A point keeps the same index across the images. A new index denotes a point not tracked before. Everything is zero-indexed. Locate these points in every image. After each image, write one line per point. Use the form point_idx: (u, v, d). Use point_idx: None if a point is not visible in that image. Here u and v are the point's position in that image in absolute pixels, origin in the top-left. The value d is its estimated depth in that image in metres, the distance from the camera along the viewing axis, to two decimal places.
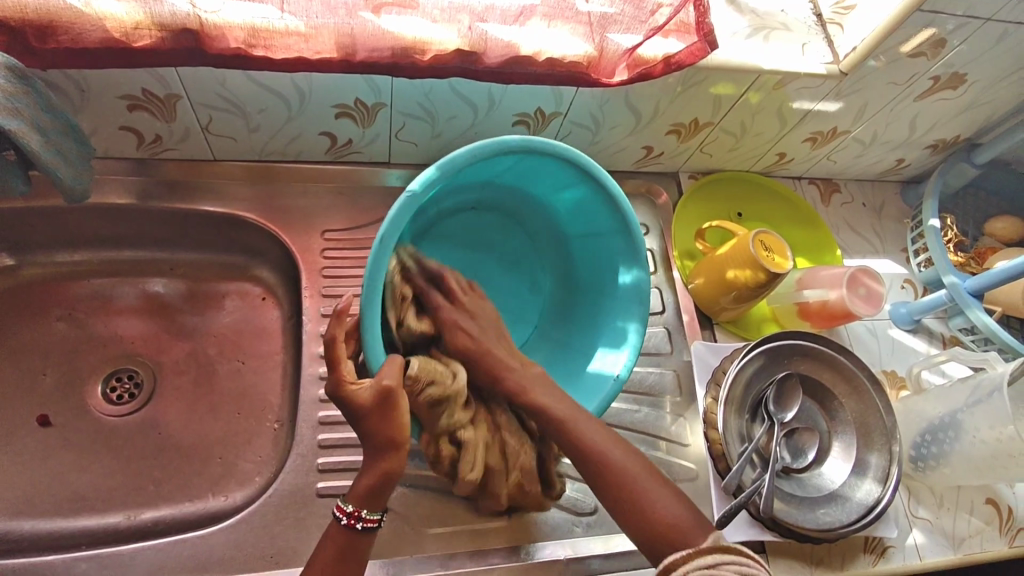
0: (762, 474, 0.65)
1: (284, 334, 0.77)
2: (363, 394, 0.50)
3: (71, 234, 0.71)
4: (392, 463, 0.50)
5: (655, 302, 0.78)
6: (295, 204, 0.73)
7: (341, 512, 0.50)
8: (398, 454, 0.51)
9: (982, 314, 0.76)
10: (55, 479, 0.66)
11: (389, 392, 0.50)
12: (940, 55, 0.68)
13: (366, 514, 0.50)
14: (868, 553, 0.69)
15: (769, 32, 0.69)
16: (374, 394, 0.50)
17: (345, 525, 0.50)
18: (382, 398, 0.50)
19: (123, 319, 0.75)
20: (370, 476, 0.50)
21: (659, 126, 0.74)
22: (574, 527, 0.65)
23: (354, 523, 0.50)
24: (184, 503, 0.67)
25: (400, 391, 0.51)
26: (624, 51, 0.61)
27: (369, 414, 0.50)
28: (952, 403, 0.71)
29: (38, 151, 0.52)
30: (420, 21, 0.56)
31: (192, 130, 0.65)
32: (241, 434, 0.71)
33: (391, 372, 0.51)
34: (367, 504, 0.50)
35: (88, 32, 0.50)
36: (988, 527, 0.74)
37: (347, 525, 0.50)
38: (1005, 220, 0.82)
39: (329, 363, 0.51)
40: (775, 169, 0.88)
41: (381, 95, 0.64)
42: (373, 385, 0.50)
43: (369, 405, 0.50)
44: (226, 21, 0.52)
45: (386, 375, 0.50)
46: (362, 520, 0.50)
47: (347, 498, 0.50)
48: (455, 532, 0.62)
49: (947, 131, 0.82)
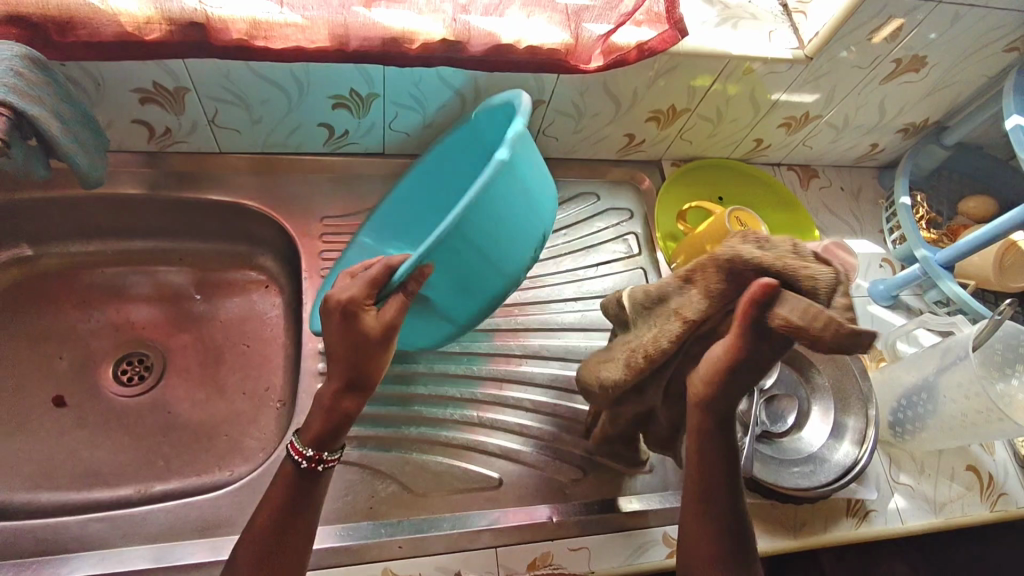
0: (741, 437, 0.68)
1: (286, 318, 0.81)
2: (340, 323, 0.48)
3: (85, 225, 0.76)
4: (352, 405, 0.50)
5: (639, 282, 0.83)
6: (296, 193, 0.78)
7: (300, 455, 0.49)
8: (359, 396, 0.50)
9: (952, 284, 0.79)
10: (69, 454, 0.69)
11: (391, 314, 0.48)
12: (899, 38, 0.72)
13: (327, 455, 0.49)
14: (850, 517, 0.71)
15: (737, 21, 0.74)
16: (378, 324, 0.48)
17: (306, 467, 0.49)
18: (388, 332, 0.48)
19: (135, 306, 0.79)
20: (324, 414, 0.49)
21: (638, 113, 0.79)
22: (563, 493, 0.68)
23: (315, 467, 0.49)
24: (192, 477, 0.70)
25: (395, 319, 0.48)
26: (597, 37, 0.65)
27: (367, 349, 0.48)
28: (924, 369, 0.73)
29: (57, 135, 0.57)
30: (407, 13, 0.61)
31: (199, 122, 0.69)
32: (246, 413, 0.75)
33: (369, 282, 0.48)
34: (325, 447, 0.49)
35: (104, 26, 0.54)
36: (969, 493, 0.76)
37: (308, 468, 0.49)
38: (977, 199, 0.85)
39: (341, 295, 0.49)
40: (753, 156, 0.92)
41: (374, 86, 0.69)
42: (373, 313, 0.48)
43: (365, 340, 0.48)
44: (229, 15, 0.57)
45: (352, 290, 0.48)
46: (324, 462, 0.49)
47: (300, 438, 0.49)
48: (449, 496, 0.65)
49: (916, 114, 0.85)
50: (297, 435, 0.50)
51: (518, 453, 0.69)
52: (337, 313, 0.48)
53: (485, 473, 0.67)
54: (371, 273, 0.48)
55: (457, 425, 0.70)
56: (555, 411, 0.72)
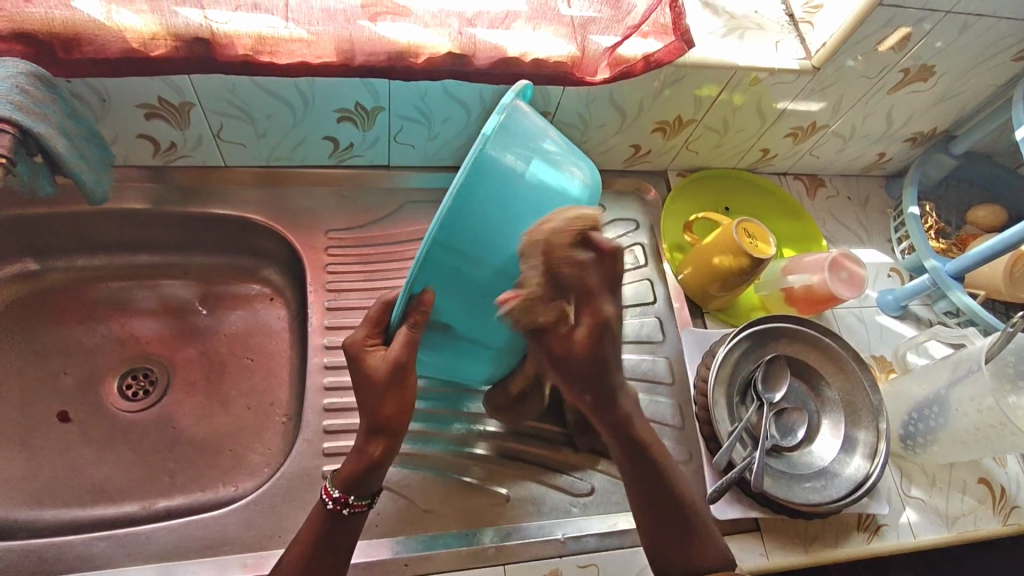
0: (752, 452, 0.67)
1: (291, 332, 0.81)
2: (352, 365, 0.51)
3: (91, 239, 0.76)
4: (377, 452, 0.52)
5: (647, 294, 0.81)
6: (301, 206, 0.78)
7: (328, 496, 0.53)
8: (381, 443, 0.52)
9: (964, 295, 0.78)
10: (73, 471, 0.68)
11: (399, 364, 0.50)
12: (907, 48, 0.72)
13: (354, 500, 0.53)
14: (861, 531, 0.70)
15: (743, 31, 0.74)
16: (382, 364, 0.50)
17: (332, 509, 0.52)
18: (395, 371, 0.50)
19: (140, 320, 0.79)
20: (354, 458, 0.53)
21: (644, 124, 0.78)
22: (571, 508, 0.67)
23: (341, 509, 0.53)
24: (197, 493, 0.69)
25: (409, 365, 0.50)
26: (604, 50, 0.65)
27: (378, 390, 0.50)
28: (935, 381, 0.73)
29: (63, 152, 0.57)
30: (413, 27, 0.61)
31: (204, 136, 0.69)
32: (251, 428, 0.74)
33: (370, 322, 0.51)
34: (352, 490, 0.53)
35: (110, 43, 0.54)
36: (981, 506, 0.75)
37: (332, 510, 0.52)
38: (986, 207, 0.85)
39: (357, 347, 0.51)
40: (760, 166, 0.91)
41: (380, 99, 0.68)
42: (378, 353, 0.51)
43: (373, 382, 0.50)
44: (235, 30, 0.57)
45: (356, 333, 0.51)
46: (348, 505, 0.53)
47: (332, 480, 0.53)
48: (456, 512, 0.64)
49: (924, 123, 0.85)
50: (330, 478, 0.54)
51: (525, 468, 0.68)
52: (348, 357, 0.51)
53: (492, 489, 0.67)
54: (371, 314, 0.51)
55: (464, 439, 0.69)
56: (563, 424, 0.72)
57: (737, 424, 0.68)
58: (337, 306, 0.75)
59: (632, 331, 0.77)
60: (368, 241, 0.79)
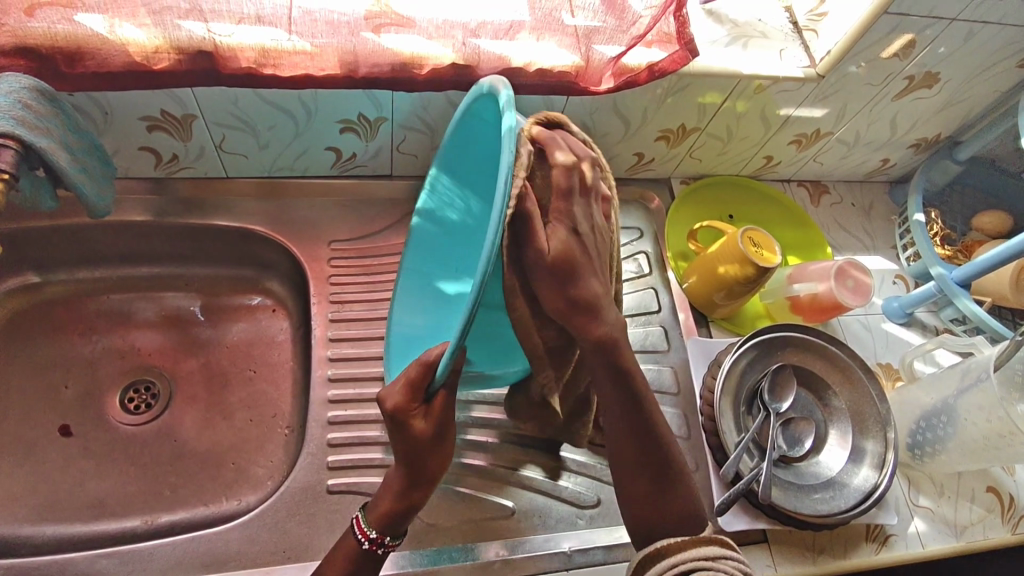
0: (759, 463, 0.67)
1: (293, 343, 0.80)
2: (393, 428, 0.48)
3: (92, 251, 0.75)
4: (416, 499, 0.53)
5: (651, 303, 0.80)
6: (304, 217, 0.77)
7: (364, 535, 0.53)
8: (424, 491, 0.53)
9: (970, 303, 0.78)
10: (76, 486, 0.68)
11: (445, 421, 0.48)
12: (911, 55, 0.71)
13: (388, 540, 0.53)
14: (870, 542, 0.70)
15: (747, 40, 0.73)
16: (428, 424, 0.48)
17: (367, 549, 0.53)
18: (439, 428, 0.48)
19: (142, 332, 0.79)
20: (393, 500, 0.52)
21: (647, 132, 0.78)
22: (577, 520, 0.67)
23: (376, 548, 0.53)
24: (200, 508, 0.69)
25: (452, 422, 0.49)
26: (608, 60, 0.65)
27: (424, 448, 0.49)
28: (944, 390, 0.72)
29: (65, 166, 0.56)
30: (416, 38, 0.60)
31: (206, 147, 0.69)
32: (254, 440, 0.74)
33: (406, 385, 0.47)
34: (388, 530, 0.53)
35: (112, 57, 0.54)
36: (990, 515, 0.74)
37: (369, 549, 0.53)
38: (990, 215, 0.84)
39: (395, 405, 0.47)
40: (763, 173, 0.91)
41: (383, 110, 0.68)
42: (422, 414, 0.47)
43: (421, 442, 0.48)
44: (238, 43, 0.56)
45: (394, 396, 0.47)
46: (384, 544, 0.53)
47: (365, 519, 0.53)
48: (462, 526, 0.64)
49: (928, 129, 0.85)
50: (364, 515, 0.54)
51: (531, 480, 0.68)
52: (389, 421, 0.48)
53: (498, 501, 0.66)
54: (409, 376, 0.47)
55: (470, 452, 0.69)
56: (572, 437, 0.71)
57: (745, 434, 0.68)
58: (340, 318, 0.75)
59: (636, 341, 0.77)
60: (371, 252, 0.79)
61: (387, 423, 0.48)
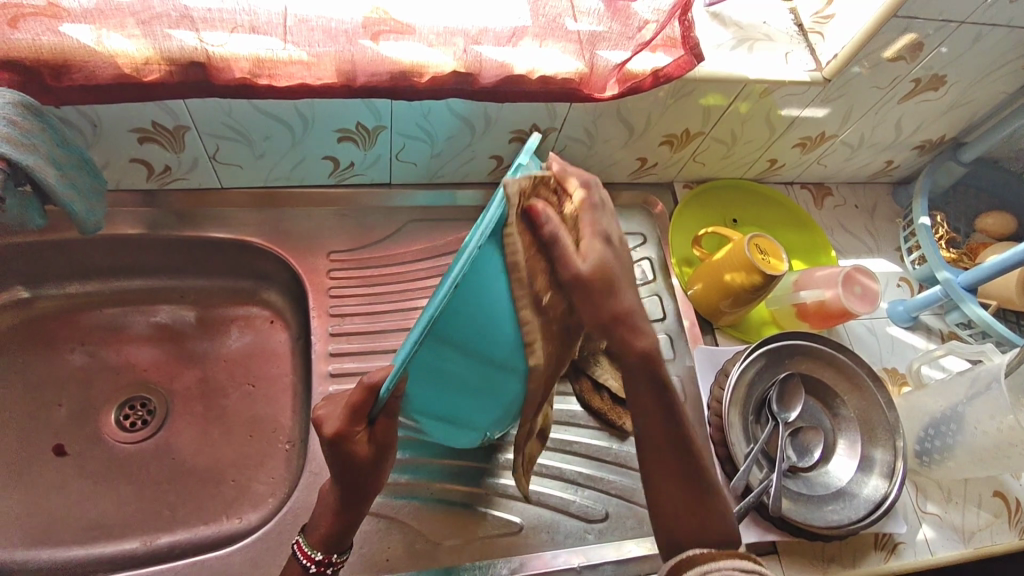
0: (769, 474, 0.66)
1: (291, 354, 0.79)
2: (332, 453, 0.47)
3: (83, 264, 0.73)
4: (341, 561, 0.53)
5: (656, 310, 0.79)
6: (301, 227, 0.76)
7: (307, 559, 0.51)
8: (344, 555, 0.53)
9: (976, 308, 0.77)
10: (72, 507, 0.66)
11: (384, 453, 0.48)
12: (919, 57, 0.70)
13: (335, 558, 0.52)
14: (879, 550, 0.69)
15: (752, 43, 0.72)
16: (370, 447, 0.47)
17: (315, 571, 0.52)
18: (380, 450, 0.48)
19: (135, 347, 0.76)
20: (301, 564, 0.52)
21: (652, 137, 0.77)
22: (586, 535, 0.65)
23: (323, 569, 0.52)
24: (200, 527, 0.67)
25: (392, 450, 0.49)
26: (613, 66, 0.63)
27: (361, 472, 0.48)
28: (952, 396, 0.72)
29: (54, 183, 0.54)
30: (417, 46, 0.58)
31: (199, 159, 0.67)
32: (254, 456, 0.72)
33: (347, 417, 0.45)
34: (333, 549, 0.52)
35: (101, 69, 0.52)
36: (997, 520, 0.74)
37: (317, 571, 0.52)
38: (995, 217, 0.84)
39: (336, 445, 0.46)
40: (767, 176, 0.90)
41: (382, 119, 0.66)
42: (363, 439, 0.47)
43: (362, 465, 0.48)
44: (231, 53, 0.54)
45: (335, 425, 0.46)
46: (331, 564, 0.52)
47: (308, 543, 0.52)
48: (468, 544, 0.63)
49: (932, 131, 0.84)
50: (303, 538, 0.53)
51: (540, 495, 0.67)
52: (330, 446, 0.46)
53: (506, 517, 0.65)
54: (348, 403, 0.45)
55: (475, 469, 0.67)
56: (580, 450, 0.70)
57: (754, 445, 0.67)
58: (341, 331, 0.73)
59: None
60: (372, 262, 0.77)
61: (329, 451, 0.47)
